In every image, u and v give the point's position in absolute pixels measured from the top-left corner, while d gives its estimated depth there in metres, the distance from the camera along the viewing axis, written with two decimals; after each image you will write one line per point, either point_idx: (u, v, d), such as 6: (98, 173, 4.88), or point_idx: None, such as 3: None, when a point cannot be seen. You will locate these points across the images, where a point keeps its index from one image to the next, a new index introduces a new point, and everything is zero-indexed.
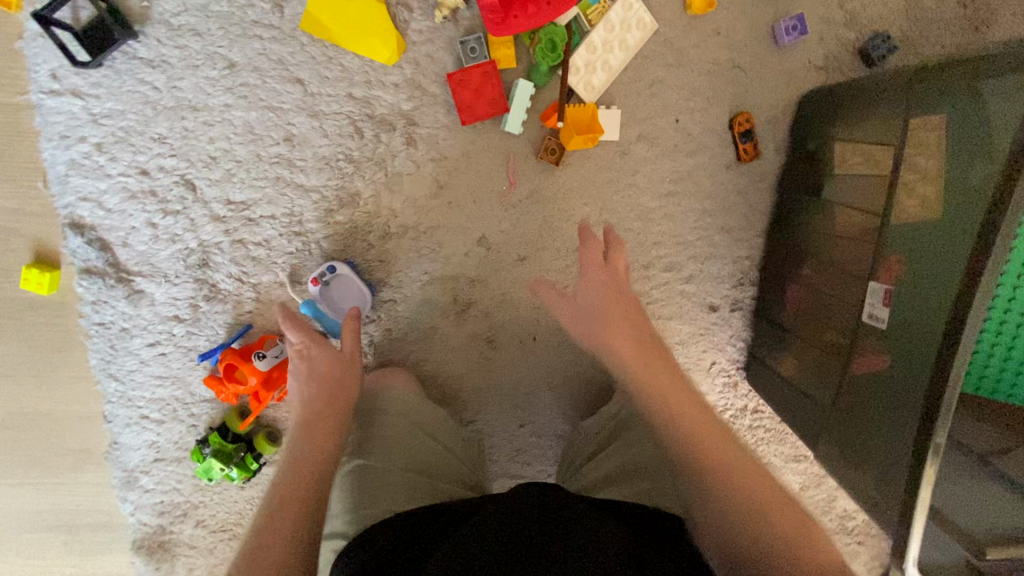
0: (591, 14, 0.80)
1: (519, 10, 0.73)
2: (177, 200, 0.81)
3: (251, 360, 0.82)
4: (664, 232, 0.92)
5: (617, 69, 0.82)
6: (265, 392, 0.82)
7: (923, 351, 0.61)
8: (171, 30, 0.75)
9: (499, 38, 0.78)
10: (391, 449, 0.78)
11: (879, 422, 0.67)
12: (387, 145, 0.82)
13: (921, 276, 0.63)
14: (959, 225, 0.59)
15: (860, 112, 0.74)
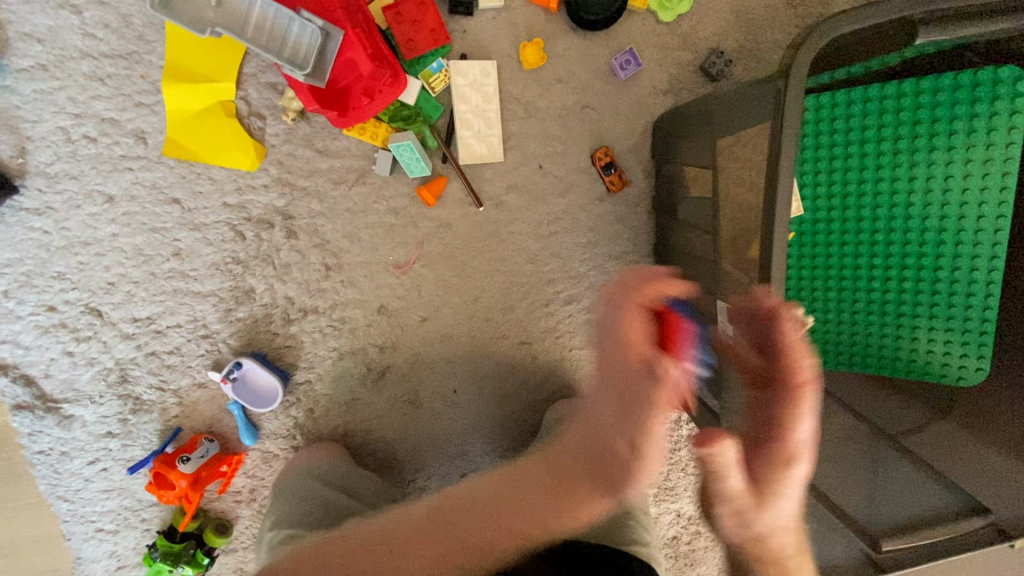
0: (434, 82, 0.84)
1: (355, 103, 0.75)
2: (87, 327, 0.87)
3: (176, 466, 0.87)
4: (557, 269, 0.96)
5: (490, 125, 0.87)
6: (195, 492, 0.87)
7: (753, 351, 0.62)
8: (49, 178, 0.81)
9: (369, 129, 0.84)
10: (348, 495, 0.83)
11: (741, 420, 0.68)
12: (270, 241, 0.87)
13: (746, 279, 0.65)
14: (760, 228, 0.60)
15: (693, 136, 0.78)
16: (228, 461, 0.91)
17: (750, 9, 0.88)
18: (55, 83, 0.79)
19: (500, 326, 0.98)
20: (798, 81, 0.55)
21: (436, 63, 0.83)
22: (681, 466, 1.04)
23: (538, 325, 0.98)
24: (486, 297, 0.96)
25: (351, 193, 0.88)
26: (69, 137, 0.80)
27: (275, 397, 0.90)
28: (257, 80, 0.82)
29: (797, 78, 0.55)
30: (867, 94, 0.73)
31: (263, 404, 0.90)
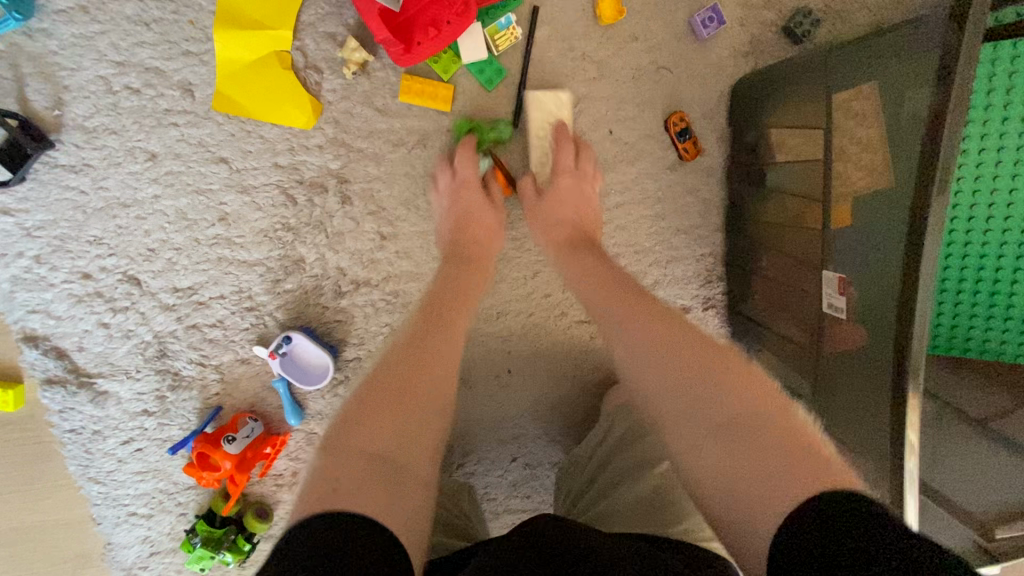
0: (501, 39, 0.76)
1: (421, 36, 0.70)
2: (124, 296, 0.81)
3: (221, 446, 0.81)
4: (621, 243, 0.90)
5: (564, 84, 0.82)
6: (241, 474, 0.82)
7: (884, 317, 0.60)
8: (87, 133, 0.75)
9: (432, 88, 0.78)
10: None
11: (852, 397, 0.65)
12: (323, 207, 0.81)
13: (874, 247, 0.61)
14: (898, 193, 0.59)
15: (787, 97, 0.73)
16: (274, 442, 0.86)
17: None
18: (96, 28, 0.73)
19: (558, 303, 0.93)
20: (977, 30, 0.52)
21: (504, 17, 0.76)
22: None
23: None
24: (546, 271, 0.91)
25: (410, 157, 0.82)
26: (110, 88, 0.74)
27: (326, 373, 0.85)
28: (315, 30, 0.75)
29: (975, 26, 0.52)
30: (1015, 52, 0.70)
31: (316, 378, 0.85)
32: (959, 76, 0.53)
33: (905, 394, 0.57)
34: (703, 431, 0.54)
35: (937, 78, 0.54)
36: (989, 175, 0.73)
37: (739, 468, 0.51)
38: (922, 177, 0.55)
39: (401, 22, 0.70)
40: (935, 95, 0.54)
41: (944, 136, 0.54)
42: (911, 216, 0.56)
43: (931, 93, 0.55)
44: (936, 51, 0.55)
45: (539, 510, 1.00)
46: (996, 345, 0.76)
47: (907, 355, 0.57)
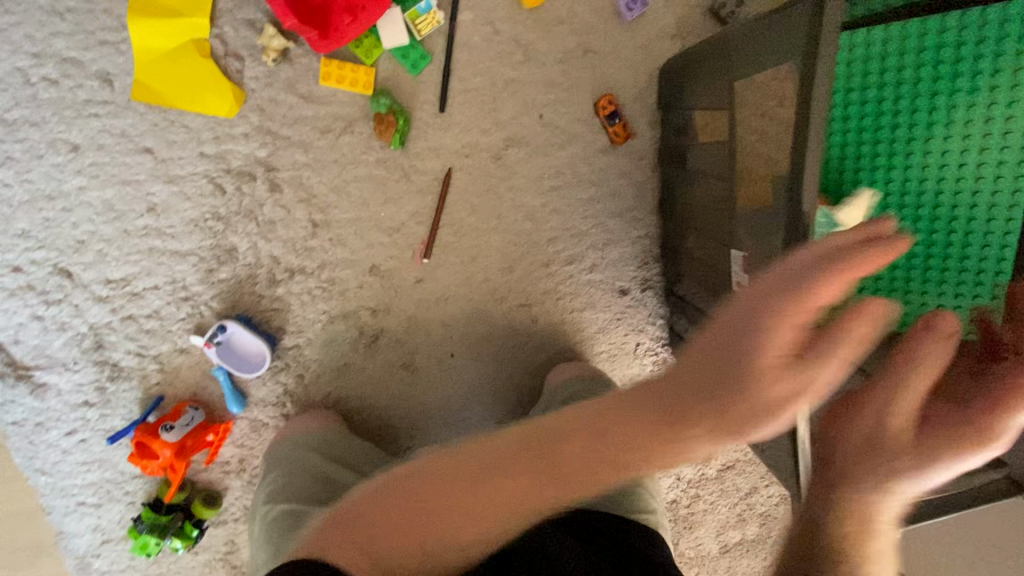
0: (420, 24, 0.77)
1: (337, 21, 0.71)
2: (56, 289, 0.81)
3: (160, 434, 0.83)
4: (557, 226, 0.91)
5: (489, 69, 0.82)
6: (180, 461, 0.83)
7: None
8: (7, 125, 0.74)
9: (353, 74, 0.78)
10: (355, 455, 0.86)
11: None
12: (252, 196, 0.81)
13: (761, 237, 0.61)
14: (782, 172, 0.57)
15: (704, 77, 0.73)
16: (215, 430, 0.86)
17: None
18: (9, 18, 0.72)
19: (498, 287, 0.93)
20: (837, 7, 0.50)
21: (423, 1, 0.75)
22: None
23: (538, 286, 0.94)
24: (483, 257, 0.92)
25: (338, 144, 0.82)
26: (27, 80, 0.73)
27: (259, 364, 0.86)
28: (234, 17, 0.75)
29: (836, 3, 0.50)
30: (888, 34, 0.65)
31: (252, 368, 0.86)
32: (823, 56, 0.52)
33: None
34: None
35: (805, 56, 0.53)
36: (901, 162, 0.66)
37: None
38: (798, 156, 0.54)
39: (316, 8, 0.72)
40: (805, 71, 0.53)
41: (814, 113, 0.53)
42: (790, 195, 0.55)
43: (802, 69, 0.54)
44: (802, 30, 0.54)
45: None
46: None
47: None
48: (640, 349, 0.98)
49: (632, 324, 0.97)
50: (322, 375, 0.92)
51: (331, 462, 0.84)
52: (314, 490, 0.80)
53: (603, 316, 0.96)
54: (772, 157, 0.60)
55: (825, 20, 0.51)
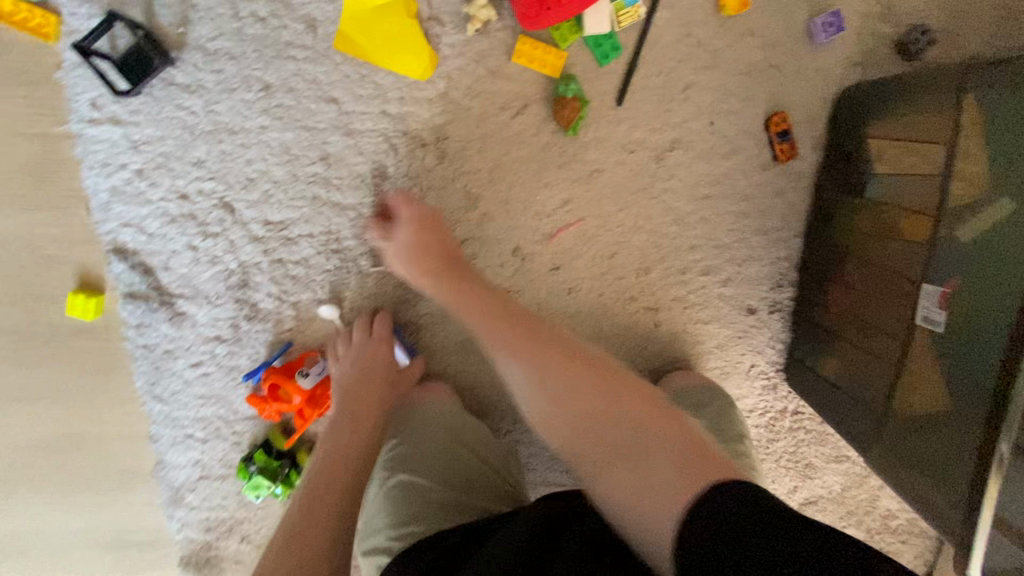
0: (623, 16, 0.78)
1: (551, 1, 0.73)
2: (216, 222, 0.82)
3: (294, 379, 0.83)
4: (700, 235, 0.91)
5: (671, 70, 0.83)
6: (310, 410, 0.84)
7: (991, 342, 0.61)
8: (207, 55, 0.75)
9: (545, 55, 0.78)
10: (472, 432, 0.85)
11: (938, 416, 0.67)
12: (422, 160, 0.82)
13: (985, 273, 0.63)
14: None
15: (903, 110, 0.74)
16: None
17: None
18: None
19: (629, 287, 0.92)
20: None
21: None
22: (776, 457, 1.01)
23: (669, 292, 0.93)
24: (623, 255, 0.90)
25: (513, 122, 0.82)
26: (236, 13, 0.75)
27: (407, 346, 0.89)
28: None
29: None
30: None
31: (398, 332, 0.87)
32: None
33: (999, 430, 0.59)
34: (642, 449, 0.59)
35: None
36: None
37: (628, 487, 0.56)
38: None
39: None
40: None
41: None
42: None
43: None
44: None
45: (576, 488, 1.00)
46: None
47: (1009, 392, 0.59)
48: (753, 370, 0.97)
49: (752, 344, 0.96)
50: (445, 347, 0.92)
51: (451, 434, 0.83)
52: (434, 461, 0.79)
53: (725, 332, 0.95)
54: (1008, 196, 0.61)
55: None
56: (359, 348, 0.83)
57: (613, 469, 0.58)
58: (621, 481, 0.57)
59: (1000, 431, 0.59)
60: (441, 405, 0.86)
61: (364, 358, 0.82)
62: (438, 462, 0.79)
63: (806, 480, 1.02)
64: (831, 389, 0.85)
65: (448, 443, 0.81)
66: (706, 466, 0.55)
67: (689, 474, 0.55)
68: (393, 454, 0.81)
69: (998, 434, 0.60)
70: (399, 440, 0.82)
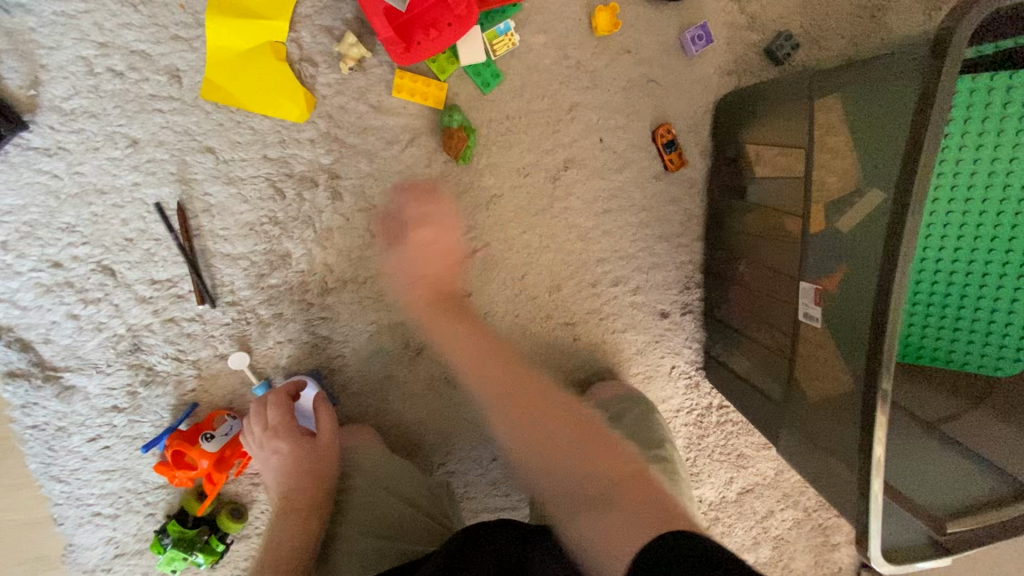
0: (495, 45, 0.77)
1: (421, 36, 0.70)
2: (97, 287, 0.77)
3: (199, 444, 0.79)
4: (607, 248, 0.92)
5: (555, 92, 0.84)
6: (219, 473, 0.80)
7: (862, 329, 0.64)
8: (64, 115, 0.72)
9: (425, 90, 0.78)
10: (400, 472, 0.83)
11: (832, 400, 0.69)
12: (312, 202, 0.80)
13: (859, 259, 0.65)
14: (877, 213, 0.62)
15: (771, 116, 0.78)
16: None
17: None
18: (79, 6, 0.70)
19: (543, 305, 0.92)
20: (954, 66, 0.55)
21: (502, 24, 0.77)
22: (709, 452, 1.03)
23: (583, 305, 0.93)
24: (533, 275, 0.90)
25: (403, 155, 0.81)
26: (91, 69, 0.71)
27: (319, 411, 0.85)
28: (312, 22, 0.75)
29: (954, 61, 0.55)
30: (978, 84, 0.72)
31: (310, 380, 0.84)
32: (934, 112, 0.57)
33: (873, 414, 0.62)
34: (591, 474, 0.66)
35: (915, 112, 0.58)
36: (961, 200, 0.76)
37: (619, 534, 0.58)
38: (900, 199, 0.59)
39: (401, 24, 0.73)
40: (914, 123, 0.58)
41: (920, 164, 0.58)
42: (888, 234, 0.60)
43: (910, 122, 0.59)
44: (914, 85, 0.59)
45: (516, 509, 0.98)
46: (975, 359, 0.80)
47: (877, 376, 0.62)
48: (675, 371, 0.99)
49: (670, 347, 0.98)
50: (364, 388, 0.90)
51: (376, 479, 0.81)
52: (358, 510, 0.77)
53: (642, 338, 0.96)
54: (874, 188, 0.63)
55: (943, 77, 0.56)
56: (267, 446, 0.79)
57: (581, 515, 0.63)
58: (609, 536, 0.58)
59: (874, 414, 0.62)
60: (363, 450, 0.84)
61: (279, 458, 0.78)
62: (362, 509, 0.77)
63: (739, 471, 1.04)
64: (742, 385, 0.88)
65: (370, 488, 0.80)
66: (647, 510, 0.60)
67: (628, 502, 0.61)
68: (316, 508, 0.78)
69: (873, 418, 0.63)
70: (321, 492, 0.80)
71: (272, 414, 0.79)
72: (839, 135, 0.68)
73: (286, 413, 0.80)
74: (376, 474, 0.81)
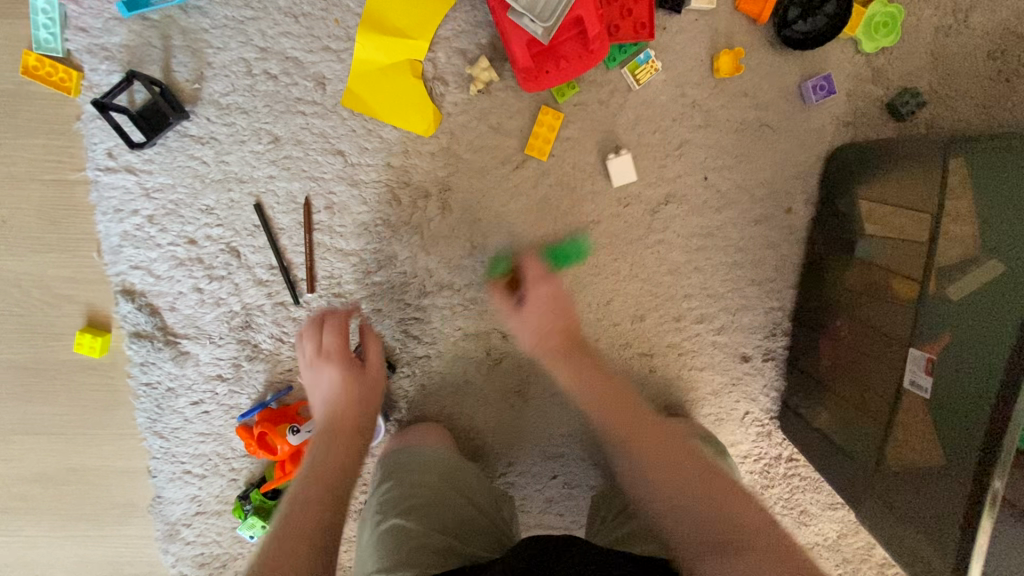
0: (638, 75, 0.81)
1: (550, 66, 0.74)
2: (222, 265, 0.84)
3: (284, 433, 0.83)
4: (696, 285, 0.92)
5: (667, 127, 0.85)
6: (292, 463, 0.86)
7: (977, 405, 0.62)
8: (220, 109, 0.79)
9: (543, 118, 0.82)
10: (463, 476, 0.85)
11: (927, 467, 0.68)
12: (424, 210, 0.85)
13: (976, 328, 0.64)
14: (1011, 290, 0.62)
15: (892, 175, 0.77)
16: None
17: (951, 54, 0.85)
18: (248, 13, 0.78)
19: (624, 333, 0.93)
20: None
21: (642, 54, 0.81)
22: (771, 504, 1.01)
23: (664, 338, 0.93)
24: (618, 302, 0.91)
25: (512, 174, 0.85)
26: (249, 71, 0.79)
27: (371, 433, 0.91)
28: (449, 44, 0.80)
29: None
30: None
31: None
32: None
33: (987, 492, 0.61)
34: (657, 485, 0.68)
35: None
36: None
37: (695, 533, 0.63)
38: None
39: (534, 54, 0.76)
40: None
41: None
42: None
43: None
44: None
45: (569, 530, 0.99)
46: None
47: (993, 455, 0.60)
48: (747, 418, 0.98)
49: (746, 392, 0.97)
50: (442, 389, 0.93)
51: (441, 478, 0.83)
52: (422, 506, 0.79)
53: (719, 378, 0.96)
54: (1000, 259, 0.64)
55: None
56: (315, 367, 0.79)
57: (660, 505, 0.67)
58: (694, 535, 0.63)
59: (986, 494, 0.61)
60: (429, 448, 0.86)
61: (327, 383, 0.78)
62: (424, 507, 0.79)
63: (800, 527, 1.01)
64: (821, 440, 0.86)
65: (436, 487, 0.81)
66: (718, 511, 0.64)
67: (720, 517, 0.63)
68: (382, 502, 0.81)
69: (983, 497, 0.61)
70: (387, 485, 0.83)
71: (326, 336, 0.80)
72: (965, 202, 0.68)
73: (354, 405, 0.76)
74: (441, 473, 0.83)
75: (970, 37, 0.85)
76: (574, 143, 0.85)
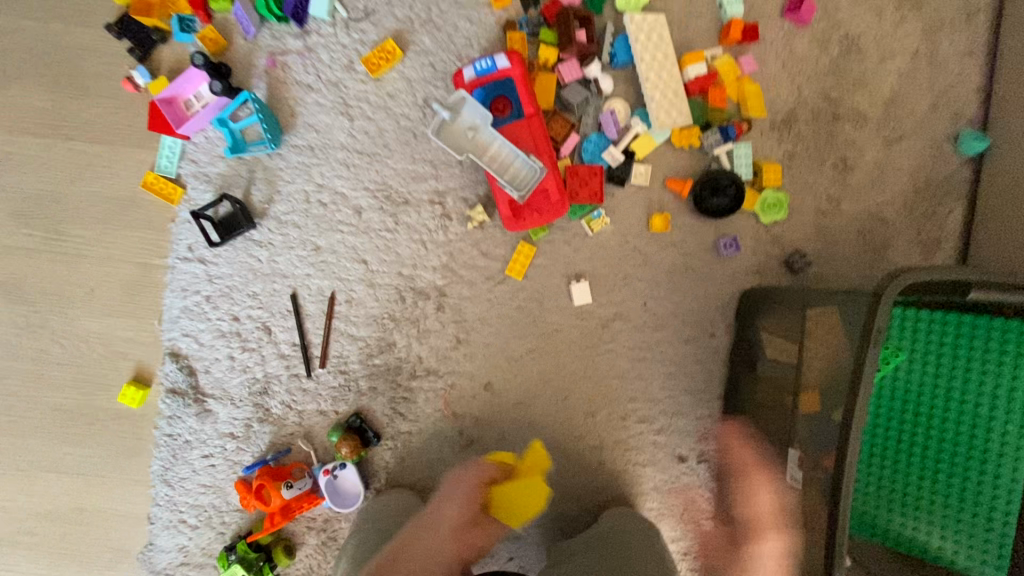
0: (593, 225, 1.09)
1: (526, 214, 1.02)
2: (255, 339, 1.05)
3: (279, 486, 0.99)
4: (639, 390, 1.11)
5: (616, 263, 1.12)
6: (280, 516, 1.00)
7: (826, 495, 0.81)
8: (280, 223, 1.06)
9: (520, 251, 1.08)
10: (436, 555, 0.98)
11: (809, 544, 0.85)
12: (422, 310, 1.08)
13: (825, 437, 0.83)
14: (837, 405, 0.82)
15: (778, 314, 1.01)
16: (313, 501, 1.03)
17: (830, 229, 1.14)
18: (313, 161, 1.07)
19: (578, 426, 1.10)
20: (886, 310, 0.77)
21: (595, 211, 1.09)
22: None
23: (612, 434, 1.11)
24: (574, 398, 1.10)
25: (494, 289, 1.09)
26: (307, 199, 1.07)
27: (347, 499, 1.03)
28: (456, 193, 1.08)
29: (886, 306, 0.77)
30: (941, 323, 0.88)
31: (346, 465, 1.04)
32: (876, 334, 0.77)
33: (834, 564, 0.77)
34: None
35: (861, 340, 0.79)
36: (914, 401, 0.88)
37: None
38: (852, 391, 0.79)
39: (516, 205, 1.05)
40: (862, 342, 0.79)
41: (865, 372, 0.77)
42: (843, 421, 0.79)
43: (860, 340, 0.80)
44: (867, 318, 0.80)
45: None
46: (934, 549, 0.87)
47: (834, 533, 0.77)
48: (684, 514, 1.11)
49: (681, 489, 1.11)
50: (418, 463, 1.08)
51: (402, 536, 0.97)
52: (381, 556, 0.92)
53: (659, 475, 1.11)
54: (836, 381, 0.83)
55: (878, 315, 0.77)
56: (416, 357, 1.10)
57: None
58: None
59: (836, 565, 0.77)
60: (395, 511, 1.01)
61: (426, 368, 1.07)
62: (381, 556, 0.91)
63: None
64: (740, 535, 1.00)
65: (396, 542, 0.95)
66: None
67: None
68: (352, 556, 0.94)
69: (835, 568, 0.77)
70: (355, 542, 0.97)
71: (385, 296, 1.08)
72: (818, 337, 0.89)
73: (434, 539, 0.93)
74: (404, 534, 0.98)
75: (845, 218, 1.15)
76: (544, 269, 1.10)
